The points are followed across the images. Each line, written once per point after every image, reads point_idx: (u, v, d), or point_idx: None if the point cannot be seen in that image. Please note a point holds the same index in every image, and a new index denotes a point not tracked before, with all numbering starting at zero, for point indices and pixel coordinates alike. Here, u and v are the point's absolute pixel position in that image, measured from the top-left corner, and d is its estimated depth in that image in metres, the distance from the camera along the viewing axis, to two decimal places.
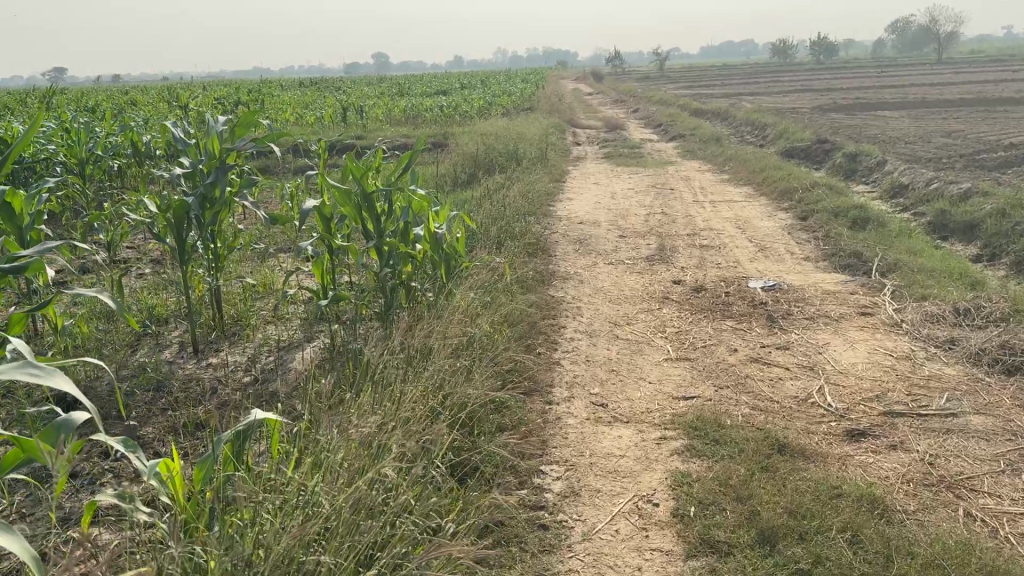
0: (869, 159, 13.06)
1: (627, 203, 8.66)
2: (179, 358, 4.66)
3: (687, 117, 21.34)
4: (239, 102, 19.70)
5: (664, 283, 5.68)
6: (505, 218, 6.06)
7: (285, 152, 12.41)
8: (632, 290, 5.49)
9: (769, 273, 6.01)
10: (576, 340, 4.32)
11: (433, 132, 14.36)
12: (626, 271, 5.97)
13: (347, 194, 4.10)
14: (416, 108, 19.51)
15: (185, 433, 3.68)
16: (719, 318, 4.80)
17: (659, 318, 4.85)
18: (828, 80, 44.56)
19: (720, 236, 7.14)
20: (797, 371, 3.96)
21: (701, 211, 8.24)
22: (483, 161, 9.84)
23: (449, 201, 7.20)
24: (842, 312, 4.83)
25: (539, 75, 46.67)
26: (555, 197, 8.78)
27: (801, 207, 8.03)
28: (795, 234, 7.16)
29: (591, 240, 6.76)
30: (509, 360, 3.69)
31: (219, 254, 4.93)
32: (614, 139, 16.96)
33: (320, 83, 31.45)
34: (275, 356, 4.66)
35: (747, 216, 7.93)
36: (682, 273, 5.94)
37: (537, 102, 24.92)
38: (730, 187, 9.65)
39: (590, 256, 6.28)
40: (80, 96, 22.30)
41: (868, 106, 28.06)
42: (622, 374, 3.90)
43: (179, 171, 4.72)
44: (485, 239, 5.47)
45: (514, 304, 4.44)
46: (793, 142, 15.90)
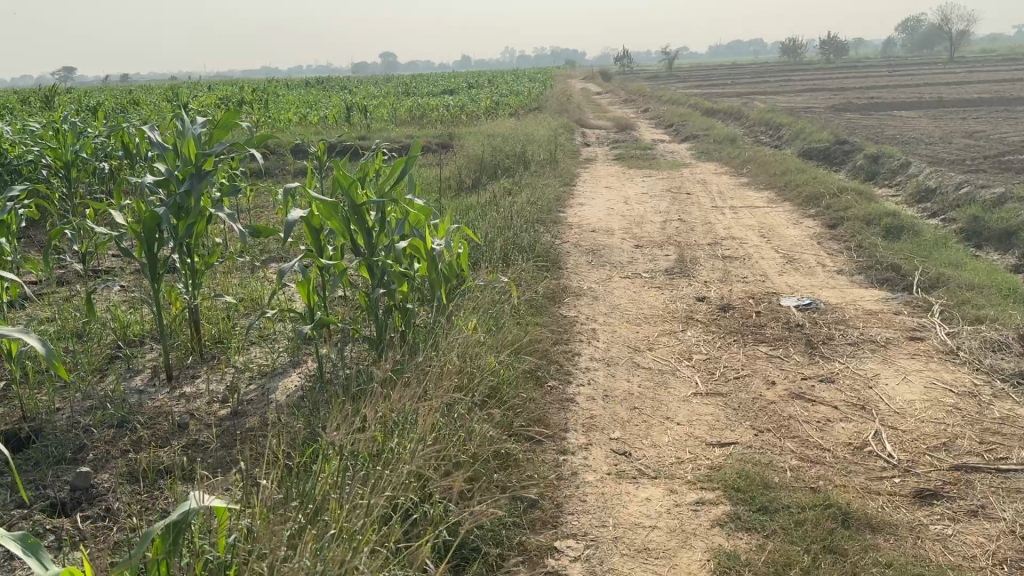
0: (891, 161, 12.54)
1: (641, 209, 8.18)
2: (150, 387, 4.18)
3: (699, 117, 20.84)
4: (242, 102, 19.29)
5: (686, 299, 5.20)
6: (512, 229, 5.59)
7: (285, 154, 11.95)
8: (652, 307, 5.01)
9: (800, 289, 5.51)
10: (592, 368, 3.83)
11: (438, 132, 13.89)
12: (644, 286, 5.48)
13: (335, 206, 3.63)
14: (421, 108, 19.03)
15: (146, 483, 3.22)
16: (751, 343, 4.30)
17: (684, 342, 4.36)
18: (838, 80, 44.03)
19: (743, 246, 6.65)
20: (846, 410, 3.47)
21: (722, 217, 7.74)
22: (490, 164, 9.37)
23: (452, 209, 6.73)
24: (888, 337, 4.33)
25: (547, 73, 46.09)
26: (565, 203, 8.30)
27: (828, 214, 7.53)
28: (824, 244, 6.67)
29: (605, 251, 6.27)
30: (517, 399, 3.21)
31: (197, 270, 4.45)
32: (625, 139, 16.47)
33: (325, 82, 31.01)
34: (256, 384, 4.19)
35: (771, 224, 7.43)
36: (705, 288, 5.45)
37: (545, 101, 24.44)
38: (750, 192, 9.15)
39: (604, 269, 5.80)
40: (80, 96, 21.91)
41: (884, 105, 27.47)
42: (646, 413, 3.41)
43: (151, 179, 4.25)
44: (491, 255, 5.00)
45: (522, 331, 3.96)
46: (810, 143, 15.38)
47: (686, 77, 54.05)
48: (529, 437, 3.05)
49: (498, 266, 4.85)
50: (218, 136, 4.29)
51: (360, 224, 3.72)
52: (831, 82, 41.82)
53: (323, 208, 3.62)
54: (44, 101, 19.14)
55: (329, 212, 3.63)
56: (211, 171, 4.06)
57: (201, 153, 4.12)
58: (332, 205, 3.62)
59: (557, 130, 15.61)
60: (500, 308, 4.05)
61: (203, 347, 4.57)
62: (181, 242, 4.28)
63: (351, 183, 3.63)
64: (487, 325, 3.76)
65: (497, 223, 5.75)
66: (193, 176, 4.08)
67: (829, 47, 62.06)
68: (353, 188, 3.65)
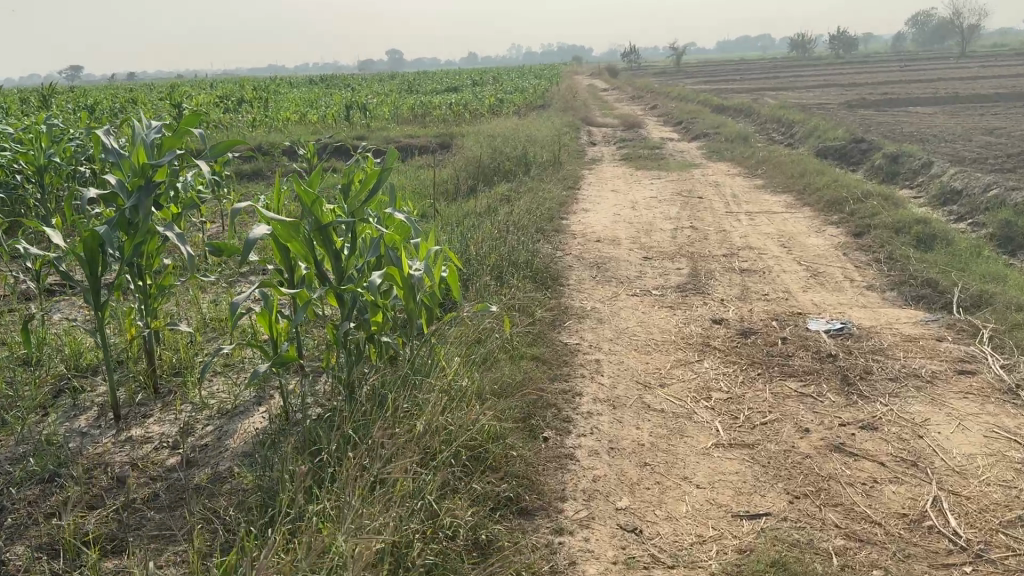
0: (911, 161, 11.98)
1: (650, 215, 7.65)
2: (94, 429, 3.64)
3: (709, 114, 20.27)
4: (239, 100, 18.79)
5: (701, 321, 4.66)
6: (509, 244, 5.07)
7: (279, 155, 11.43)
8: (663, 331, 4.48)
9: (829, 309, 4.97)
10: (595, 411, 3.31)
11: (438, 131, 13.37)
12: (655, 305, 4.94)
13: (295, 225, 3.12)
14: (422, 106, 18.51)
15: (67, 559, 2.69)
16: (778, 379, 3.76)
17: (700, 376, 3.83)
18: (847, 76, 43.39)
19: (762, 258, 6.11)
20: (895, 467, 2.95)
21: (737, 224, 7.21)
22: (489, 169, 8.86)
23: (444, 221, 6.22)
24: (934, 371, 3.80)
25: (553, 70, 45.72)
26: (569, 208, 7.77)
27: (851, 221, 6.98)
28: (851, 255, 6.13)
29: (613, 264, 5.74)
30: (505, 461, 2.69)
31: (152, 293, 3.94)
32: (632, 138, 15.93)
33: (326, 81, 30.50)
34: (213, 427, 3.68)
35: (790, 232, 6.89)
36: (722, 308, 4.91)
37: (551, 99, 23.87)
38: (765, 196, 8.61)
39: (610, 286, 5.26)
40: (77, 95, 21.45)
41: (898, 102, 26.82)
42: (660, 471, 2.89)
43: (96, 192, 3.74)
44: (482, 277, 4.49)
45: (517, 368, 3.44)
46: (825, 141, 14.80)
47: (694, 73, 53.38)
48: (518, 511, 2.53)
49: (491, 290, 4.32)
50: (170, 144, 3.79)
51: (326, 246, 3.21)
52: (841, 78, 41.12)
53: (280, 229, 3.11)
54: (37, 101, 18.69)
55: (288, 233, 3.13)
56: (160, 183, 3.54)
57: (150, 163, 3.62)
58: (291, 224, 3.11)
59: (562, 129, 15.08)
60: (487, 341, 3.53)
61: (160, 379, 4.04)
62: (130, 264, 3.75)
63: (312, 199, 3.12)
64: (473, 364, 3.24)
65: (492, 236, 5.23)
66: (140, 190, 3.57)
67: (837, 43, 61.44)
68: (314, 203, 3.13)
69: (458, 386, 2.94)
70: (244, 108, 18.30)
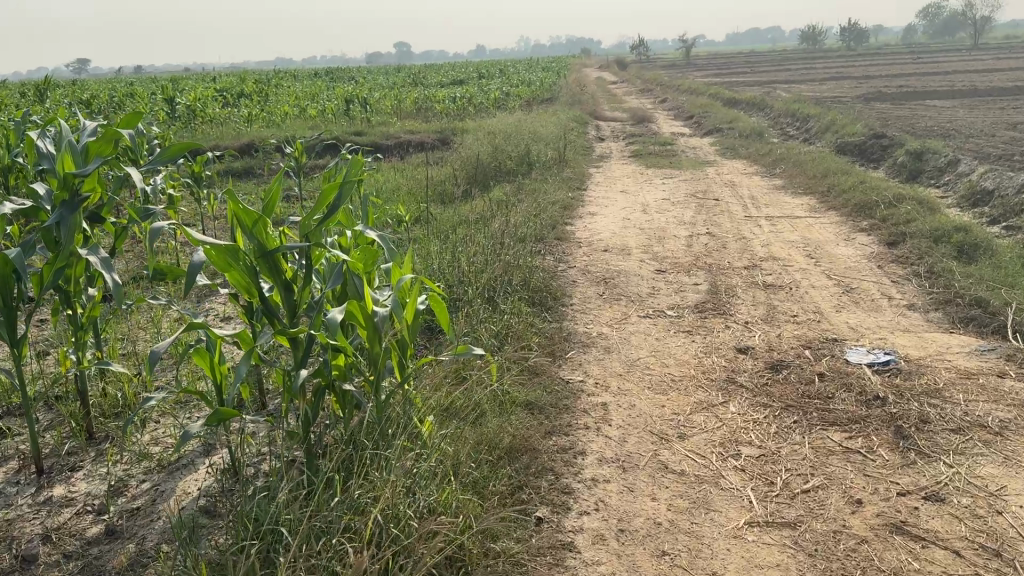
0: (936, 158, 11.34)
1: (662, 219, 7.08)
2: (10, 487, 3.11)
3: (721, 109, 19.63)
4: (238, 95, 18.25)
5: (723, 349, 4.09)
6: (504, 261, 4.50)
7: (271, 152, 10.89)
8: (679, 362, 3.90)
9: (868, 333, 4.38)
10: (601, 475, 2.74)
11: (440, 127, 12.80)
12: (669, 329, 4.37)
13: (233, 249, 2.57)
14: (426, 99, 17.92)
15: None
16: (818, 429, 3.18)
17: (724, 423, 3.25)
18: (858, 67, 42.70)
19: (787, 270, 5.54)
20: (973, 557, 2.37)
21: (757, 230, 6.63)
22: (489, 170, 8.30)
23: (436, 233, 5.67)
24: (1003, 419, 3.21)
25: (561, 63, 45.11)
26: (574, 212, 7.19)
27: (883, 229, 6.37)
28: (886, 268, 5.54)
29: (622, 277, 5.16)
30: (482, 565, 2.13)
31: (86, 320, 3.39)
32: (642, 134, 15.32)
33: (333, 73, 29.93)
34: (150, 486, 3.14)
35: (816, 241, 6.29)
36: (747, 333, 4.33)
37: (558, 92, 23.27)
38: (786, 197, 8.02)
39: (620, 305, 4.68)
40: (75, 88, 20.98)
41: (916, 94, 26.04)
42: (680, 563, 2.32)
43: (11, 205, 3.16)
44: (472, 304, 3.92)
45: (507, 424, 2.87)
46: (843, 136, 14.17)
47: (703, 66, 52.66)
48: None
49: (482, 319, 3.74)
50: (101, 150, 3.22)
51: (273, 272, 2.65)
52: (852, 70, 40.35)
53: (213, 253, 2.56)
54: (33, 95, 18.24)
55: (224, 258, 2.57)
56: (88, 197, 3.00)
57: (75, 172, 3.07)
58: (228, 248, 2.56)
59: (570, 124, 14.47)
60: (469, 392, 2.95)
61: (94, 420, 3.58)
62: (53, 290, 3.23)
63: (252, 216, 2.56)
64: (450, 425, 2.66)
65: (487, 252, 4.66)
66: (63, 204, 3.03)
67: (849, 35, 60.53)
68: (255, 222, 2.58)
69: (427, 460, 2.36)
70: (242, 102, 17.78)
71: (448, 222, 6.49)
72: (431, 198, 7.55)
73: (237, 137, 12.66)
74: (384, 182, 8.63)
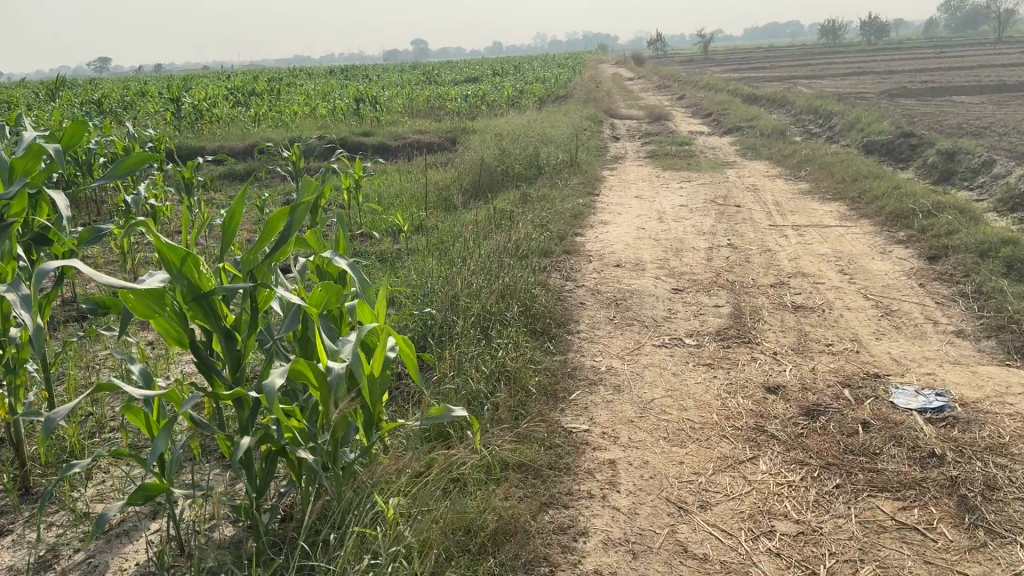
0: (969, 157, 10.75)
1: (680, 228, 6.59)
2: None
3: (741, 105, 19.06)
4: (245, 94, 17.91)
5: (751, 386, 3.60)
6: (501, 286, 4.04)
7: (271, 154, 10.47)
8: (699, 403, 3.42)
9: (913, 368, 3.88)
10: (605, 565, 2.26)
11: (448, 126, 12.34)
12: (688, 360, 3.89)
13: (158, 294, 2.14)
14: (438, 97, 17.48)
15: None
16: (865, 498, 2.71)
17: (752, 485, 2.77)
18: (880, 63, 41.79)
19: (818, 289, 5.04)
20: None
21: (782, 241, 6.13)
22: (494, 176, 7.84)
23: (431, 255, 5.24)
24: None
25: (576, 59, 44.55)
26: (584, 221, 6.72)
27: (923, 241, 5.84)
28: (927, 287, 5.03)
29: (636, 297, 4.68)
30: None
31: (19, 362, 2.95)
32: (659, 133, 14.80)
33: (346, 71, 29.52)
34: (82, 557, 2.70)
35: (847, 255, 5.77)
36: (776, 367, 3.84)
37: (572, 89, 22.75)
38: (813, 203, 7.50)
39: (633, 331, 4.20)
40: (88, 88, 20.78)
41: (942, 90, 25.27)
42: None
43: None
44: (463, 339, 3.46)
45: (494, 498, 2.41)
46: (869, 134, 13.58)
47: (722, 60, 51.88)
48: None
49: (473, 358, 3.28)
50: (24, 169, 2.76)
51: (208, 319, 2.21)
52: (875, 65, 39.49)
53: (132, 298, 2.12)
54: (42, 96, 18.03)
55: (146, 303, 2.14)
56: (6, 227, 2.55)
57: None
58: (149, 293, 2.13)
59: (584, 124, 13.98)
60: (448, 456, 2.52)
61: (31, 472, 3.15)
62: None
63: (178, 253, 2.12)
64: (417, 515, 2.20)
65: (485, 276, 4.20)
66: None
67: (871, 29, 59.52)
68: (182, 260, 2.14)
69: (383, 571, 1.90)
70: (251, 100, 17.44)
71: (448, 233, 6.03)
72: (434, 207, 7.11)
73: (241, 138, 12.30)
74: (385, 187, 8.18)
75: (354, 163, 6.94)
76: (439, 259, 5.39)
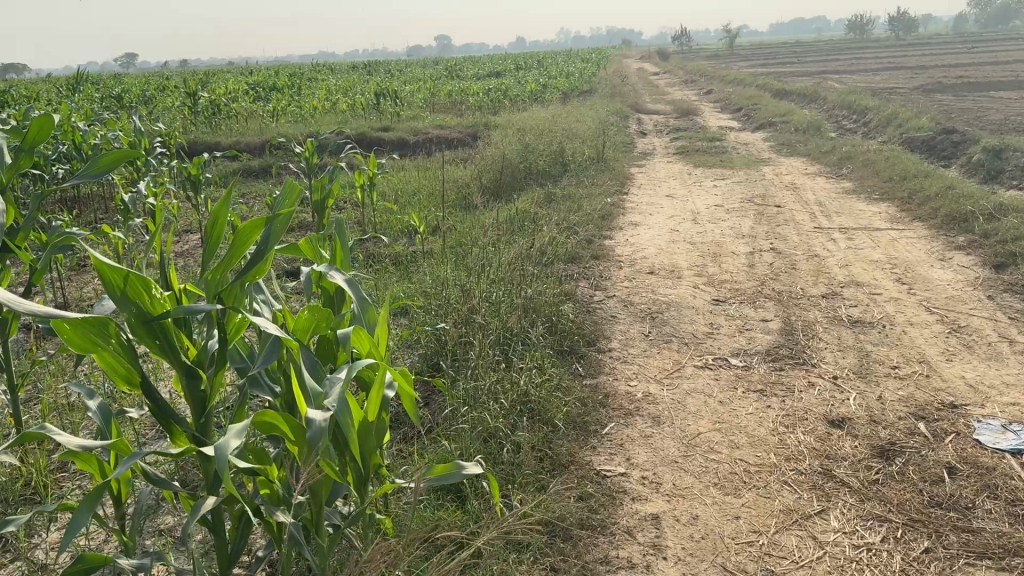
0: (1020, 154, 10.13)
1: (717, 230, 6.11)
2: None
3: (771, 99, 18.43)
4: (262, 88, 17.54)
5: (810, 420, 3.14)
6: (523, 300, 3.60)
7: (282, 151, 10.09)
8: (752, 439, 2.96)
9: (996, 396, 3.39)
10: None
11: (468, 121, 11.88)
12: (736, 384, 3.43)
13: (98, 325, 1.74)
14: (459, 91, 17.05)
15: None
16: (963, 566, 2.25)
17: (824, 548, 2.32)
18: (911, 57, 40.74)
19: (875, 301, 4.55)
20: None
21: (829, 246, 5.63)
22: (515, 175, 7.40)
23: (446, 262, 4.81)
24: None
25: (600, 53, 43.90)
26: (613, 222, 6.26)
27: (986, 247, 5.32)
28: (997, 299, 4.52)
29: (673, 309, 4.21)
30: None
31: None
32: (687, 129, 14.26)
33: (369, 65, 29.20)
34: None
35: (903, 261, 5.27)
36: (837, 395, 3.37)
37: (596, 83, 22.20)
38: (859, 203, 6.98)
39: (672, 350, 3.74)
40: (106, 83, 20.56)
41: (980, 86, 24.41)
42: None
43: None
44: (481, 362, 3.02)
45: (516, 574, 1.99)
46: (908, 130, 12.96)
47: (747, 54, 50.94)
48: None
49: (493, 388, 2.86)
50: None
51: (164, 352, 1.82)
52: (907, 60, 38.52)
53: (67, 329, 1.72)
54: (63, 89, 17.81)
55: (85, 336, 1.75)
56: None
57: None
58: (88, 323, 1.73)
59: (610, 119, 13.50)
60: (454, 522, 2.15)
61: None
62: None
63: (121, 274, 1.72)
64: None
65: (507, 290, 3.76)
66: None
67: (900, 23, 58.23)
68: (126, 281, 1.74)
69: None
70: (270, 94, 17.14)
71: (466, 237, 5.60)
72: (453, 206, 6.68)
73: (257, 133, 11.98)
74: (401, 185, 7.76)
75: (368, 159, 6.53)
76: (457, 264, 4.96)
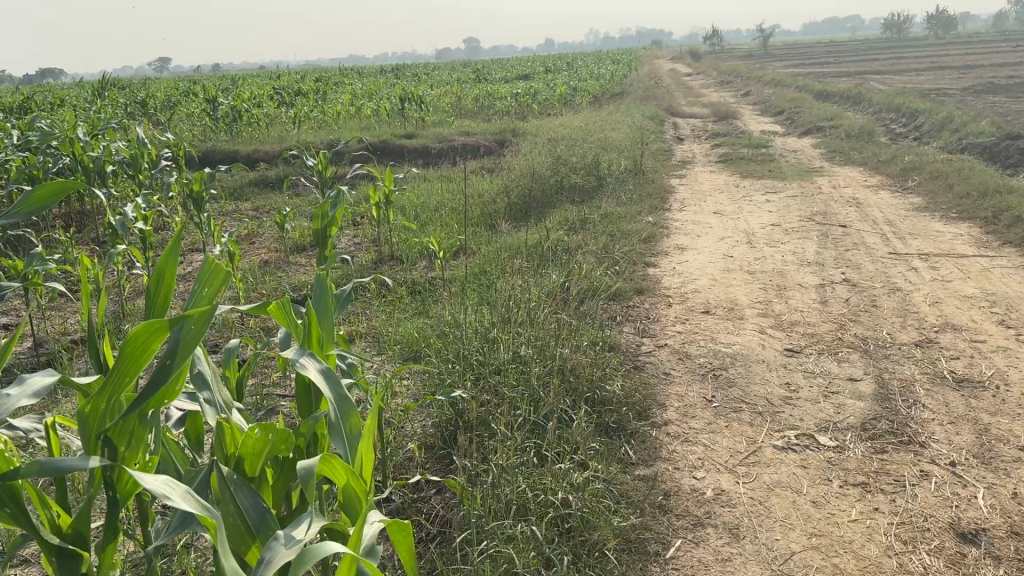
0: None
1: (777, 255, 5.39)
2: None
3: (813, 102, 17.59)
4: (285, 92, 17.03)
5: (933, 535, 2.41)
6: (558, 372, 2.93)
7: (299, 160, 9.51)
8: (861, 565, 2.25)
9: None
10: None
11: (497, 127, 11.23)
12: (829, 476, 2.71)
13: None
14: (487, 95, 16.41)
15: None
16: None
17: None
18: (954, 57, 39.33)
19: (979, 351, 3.79)
20: None
21: (909, 277, 4.88)
22: (546, 191, 6.73)
23: (467, 306, 4.15)
24: None
25: (631, 56, 42.98)
26: (657, 246, 5.56)
27: None
28: None
29: (739, 363, 3.51)
30: None
31: None
32: (728, 134, 13.49)
33: (398, 68, 28.74)
34: None
35: (1002, 298, 4.50)
36: (960, 492, 2.64)
37: (628, 86, 21.44)
38: (934, 224, 6.20)
39: (744, 422, 3.02)
40: (128, 89, 20.17)
41: None
42: None
43: None
44: (508, 456, 2.34)
45: None
46: (967, 136, 12.08)
47: (782, 54, 49.76)
48: None
49: (522, 507, 2.18)
50: None
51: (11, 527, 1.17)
52: (950, 60, 37.18)
53: None
54: (87, 95, 17.44)
55: None
56: None
57: None
58: None
59: (646, 124, 12.76)
60: None
61: None
62: None
63: None
64: None
65: (539, 353, 3.10)
66: None
67: (939, 23, 56.68)
68: None
69: None
70: (294, 99, 16.63)
71: (491, 266, 4.94)
72: (478, 226, 6.02)
73: (276, 141, 11.43)
74: (421, 200, 7.12)
75: (386, 173, 5.89)
76: (482, 301, 4.29)
